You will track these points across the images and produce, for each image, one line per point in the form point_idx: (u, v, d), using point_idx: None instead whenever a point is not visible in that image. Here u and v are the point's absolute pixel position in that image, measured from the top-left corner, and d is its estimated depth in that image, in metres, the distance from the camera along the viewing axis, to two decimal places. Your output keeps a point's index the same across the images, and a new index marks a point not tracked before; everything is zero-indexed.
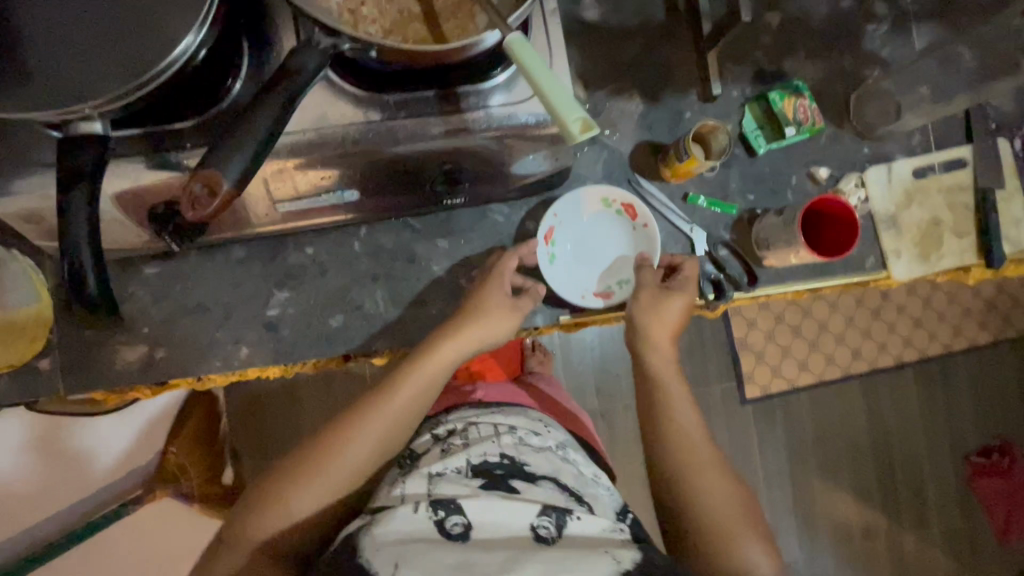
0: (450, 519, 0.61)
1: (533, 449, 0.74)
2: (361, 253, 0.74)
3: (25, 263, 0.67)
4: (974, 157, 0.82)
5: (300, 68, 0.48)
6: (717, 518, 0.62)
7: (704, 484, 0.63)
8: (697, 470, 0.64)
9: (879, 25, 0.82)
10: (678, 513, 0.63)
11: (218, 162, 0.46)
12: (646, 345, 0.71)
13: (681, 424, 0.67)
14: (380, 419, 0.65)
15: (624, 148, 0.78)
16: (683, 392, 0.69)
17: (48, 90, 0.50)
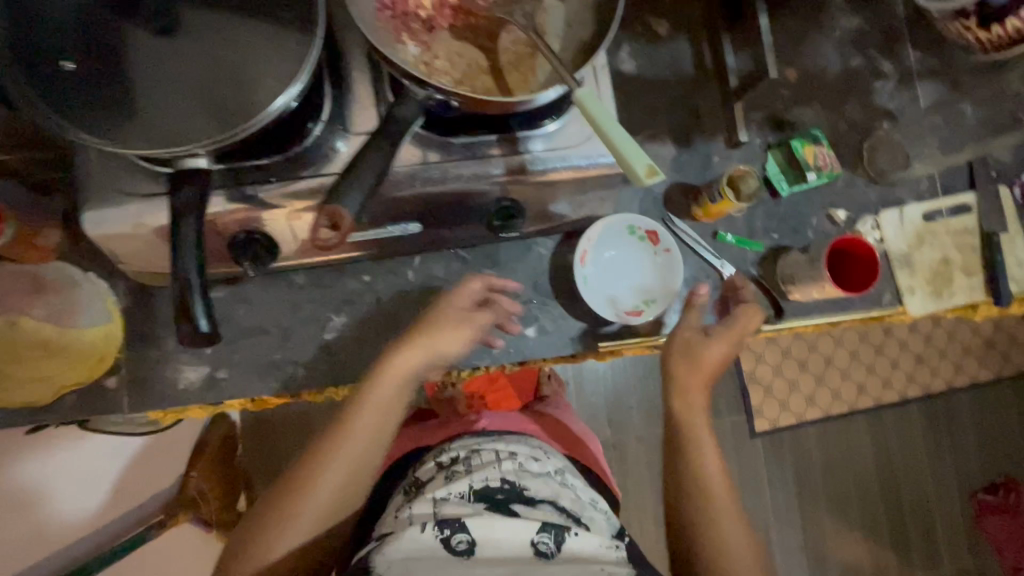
0: (455, 537, 0.64)
1: (535, 472, 0.76)
2: (413, 282, 0.78)
3: (99, 286, 0.72)
4: (979, 202, 0.89)
5: (404, 116, 0.55)
6: (714, 548, 0.67)
7: (706, 523, 0.68)
8: (703, 504, 0.69)
9: (887, 81, 0.90)
10: (681, 542, 0.69)
11: (338, 201, 0.55)
12: (668, 386, 0.74)
13: (692, 458, 0.71)
14: (344, 449, 0.64)
15: (658, 189, 0.84)
16: (698, 426, 0.73)
17: (160, 131, 0.55)
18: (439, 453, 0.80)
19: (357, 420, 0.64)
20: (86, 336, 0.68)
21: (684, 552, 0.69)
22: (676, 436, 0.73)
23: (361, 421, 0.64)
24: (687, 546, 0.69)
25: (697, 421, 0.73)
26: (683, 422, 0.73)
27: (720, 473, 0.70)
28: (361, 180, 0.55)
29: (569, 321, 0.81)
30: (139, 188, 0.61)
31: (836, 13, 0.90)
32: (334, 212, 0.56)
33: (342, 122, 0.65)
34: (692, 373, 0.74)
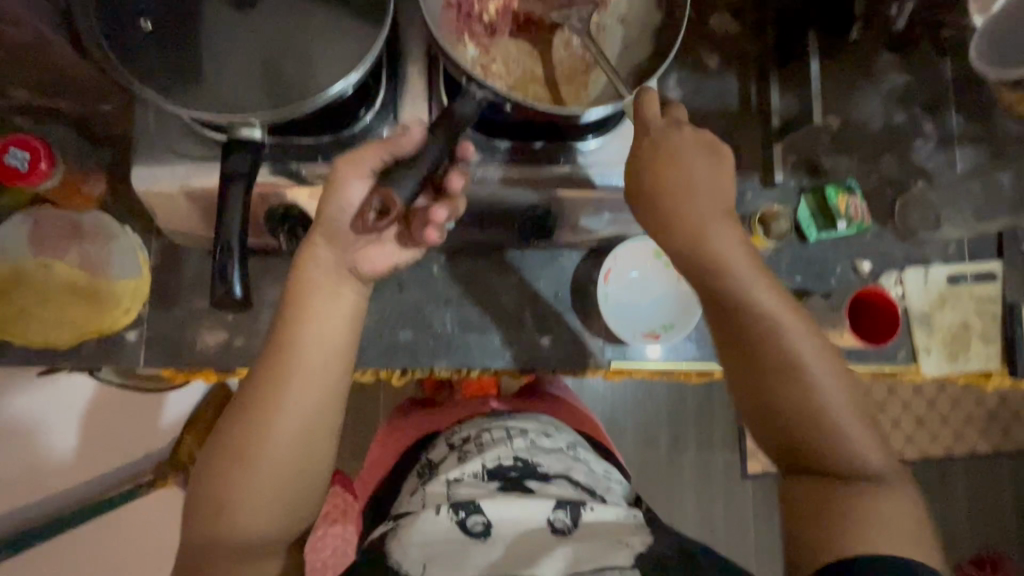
0: (470, 519, 0.64)
1: (547, 449, 0.78)
2: (438, 276, 0.80)
3: (135, 241, 0.74)
4: (1003, 273, 0.89)
5: (462, 113, 0.56)
6: (805, 412, 0.55)
7: (791, 395, 0.55)
8: (778, 378, 0.56)
9: (927, 141, 0.91)
10: (788, 438, 0.56)
11: (391, 184, 0.53)
12: (725, 280, 0.57)
13: (768, 342, 0.56)
14: (290, 387, 0.55)
15: None
16: (746, 293, 0.57)
17: (220, 99, 0.57)
18: (451, 436, 0.83)
19: (305, 347, 0.56)
20: (116, 284, 0.72)
21: (796, 453, 0.56)
22: (743, 327, 0.57)
23: (305, 353, 0.56)
24: (789, 442, 0.56)
25: (748, 278, 0.57)
26: (743, 302, 0.57)
27: (801, 332, 0.56)
28: (417, 166, 0.54)
29: (585, 336, 0.81)
30: (195, 151, 0.62)
31: (886, 68, 0.91)
32: (387, 194, 0.53)
33: (392, 112, 0.66)
34: (705, 210, 0.57)
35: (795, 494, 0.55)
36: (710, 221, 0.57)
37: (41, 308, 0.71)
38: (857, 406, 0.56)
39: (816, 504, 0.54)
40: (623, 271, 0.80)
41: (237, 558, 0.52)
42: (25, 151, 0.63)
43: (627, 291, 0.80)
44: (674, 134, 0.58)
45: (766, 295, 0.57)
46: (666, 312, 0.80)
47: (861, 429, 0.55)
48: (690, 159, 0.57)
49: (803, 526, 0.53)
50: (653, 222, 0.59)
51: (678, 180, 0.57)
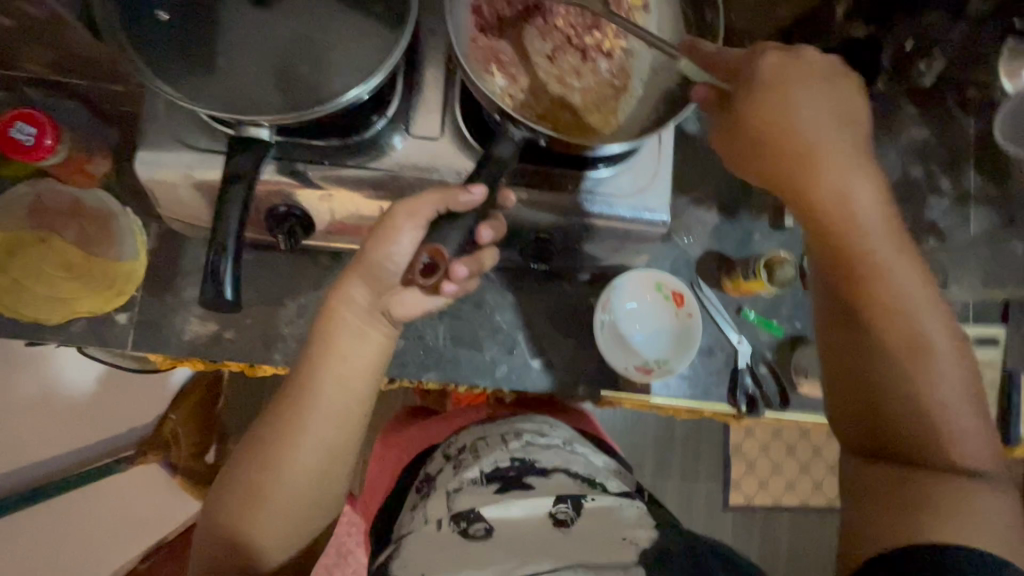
0: (472, 526, 0.64)
1: (544, 444, 0.77)
2: None
3: (135, 222, 0.74)
4: (1006, 340, 0.88)
5: (501, 156, 0.57)
6: (927, 399, 0.49)
7: (934, 389, 0.49)
8: (916, 364, 0.49)
9: (942, 199, 0.90)
10: (863, 401, 0.52)
11: (438, 237, 0.54)
12: (801, 197, 0.52)
13: (889, 299, 0.51)
14: (315, 426, 0.57)
15: (694, 252, 0.84)
16: (873, 254, 0.51)
17: (232, 97, 0.56)
18: (448, 446, 0.81)
19: (326, 392, 0.57)
20: (112, 265, 0.72)
21: (882, 423, 0.51)
22: (839, 263, 0.52)
23: (329, 392, 0.57)
24: (881, 406, 0.51)
25: (875, 241, 0.51)
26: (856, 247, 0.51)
27: (916, 292, 0.51)
28: (466, 220, 0.55)
29: (577, 362, 0.80)
30: (201, 143, 0.62)
31: (908, 121, 0.90)
32: (436, 250, 0.54)
33: (404, 121, 0.65)
34: (831, 141, 0.51)
35: (880, 477, 0.50)
36: (839, 178, 0.50)
37: (31, 283, 0.69)
38: (971, 394, 0.50)
39: (910, 493, 0.47)
40: (624, 303, 0.79)
41: (269, 551, 0.56)
42: (31, 127, 0.62)
43: (625, 322, 0.79)
44: (791, 70, 0.51)
45: (886, 246, 0.51)
46: (660, 347, 0.79)
47: (973, 421, 0.49)
48: (802, 96, 0.50)
49: (876, 500, 0.49)
50: (760, 172, 0.54)
51: (788, 119, 0.50)
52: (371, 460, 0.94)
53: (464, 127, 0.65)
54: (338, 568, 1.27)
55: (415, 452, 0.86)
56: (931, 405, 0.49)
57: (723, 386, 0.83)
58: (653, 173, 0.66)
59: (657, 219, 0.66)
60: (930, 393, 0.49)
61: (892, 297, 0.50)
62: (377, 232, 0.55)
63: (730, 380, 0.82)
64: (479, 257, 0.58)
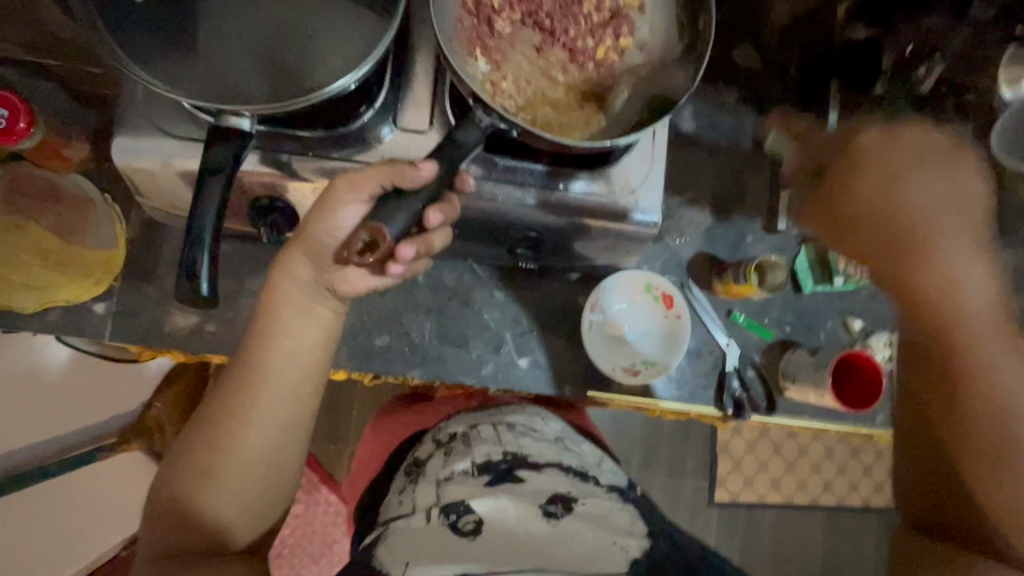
0: (461, 519, 0.63)
1: (534, 438, 0.77)
2: (422, 284, 0.78)
3: (114, 210, 0.72)
4: None
5: (465, 141, 0.54)
6: (993, 469, 0.54)
7: (1014, 462, 0.53)
8: (978, 433, 0.55)
9: None
10: (931, 478, 0.59)
11: (382, 218, 0.51)
12: (940, 294, 0.59)
13: (974, 375, 0.56)
14: (263, 403, 0.56)
15: (685, 254, 0.83)
16: (973, 339, 0.57)
17: (213, 85, 0.54)
18: (438, 432, 0.81)
19: (277, 372, 0.56)
20: (89, 253, 0.70)
21: (951, 495, 0.58)
22: (940, 344, 0.58)
23: (276, 368, 0.56)
24: (959, 485, 0.57)
25: (977, 319, 0.58)
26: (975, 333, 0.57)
27: (1011, 374, 0.55)
28: (411, 199, 0.51)
29: (564, 362, 0.80)
30: (180, 131, 0.60)
31: None
32: (376, 229, 0.51)
33: (393, 113, 0.63)
34: (927, 233, 0.60)
35: (938, 552, 0.56)
36: (958, 268, 0.59)
37: (2, 274, 0.66)
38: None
39: (957, 566, 0.54)
40: (612, 303, 0.78)
41: (222, 524, 0.55)
42: (3, 109, 0.60)
43: (612, 324, 0.78)
44: (882, 158, 0.63)
45: (996, 333, 0.57)
46: (646, 348, 0.78)
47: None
48: (915, 186, 0.61)
49: (915, 562, 0.57)
50: (860, 248, 0.65)
51: (892, 202, 0.61)
52: (361, 445, 0.93)
53: (452, 120, 0.63)
54: (321, 559, 1.27)
55: (400, 441, 0.86)
56: (1017, 481, 0.53)
57: (710, 389, 0.82)
58: (646, 174, 0.65)
59: (648, 220, 0.66)
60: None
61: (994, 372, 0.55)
62: (320, 205, 0.53)
63: (718, 383, 0.82)
64: (429, 239, 0.54)
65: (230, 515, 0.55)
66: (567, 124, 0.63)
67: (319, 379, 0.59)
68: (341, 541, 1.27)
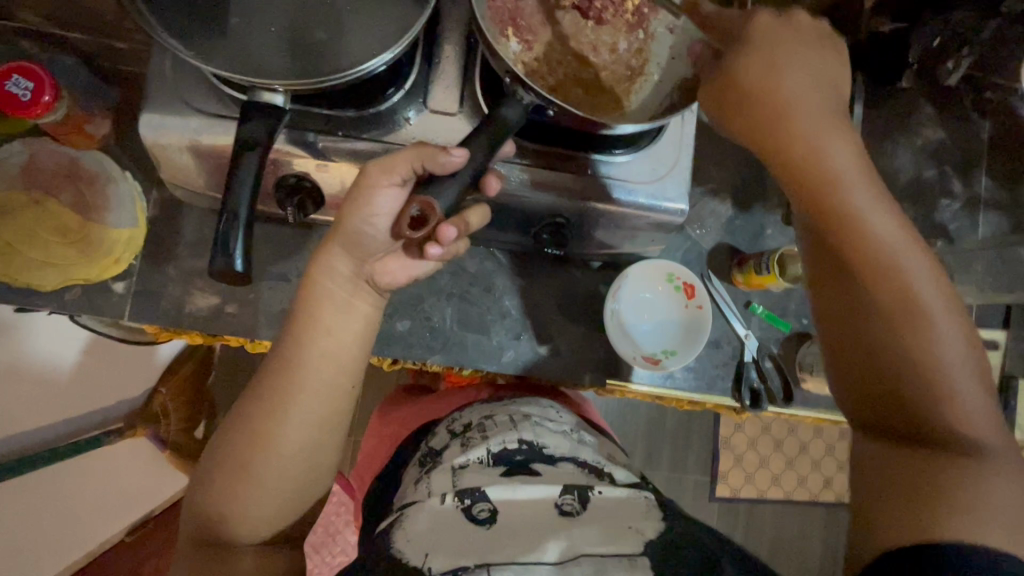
0: (475, 506, 0.63)
1: (550, 429, 0.77)
2: (443, 270, 0.77)
3: (135, 187, 0.71)
4: (1006, 344, 0.89)
5: (506, 118, 0.53)
6: (920, 368, 0.48)
7: (914, 349, 0.49)
8: (901, 327, 0.49)
9: (954, 201, 0.90)
10: (871, 381, 0.51)
11: (435, 190, 0.51)
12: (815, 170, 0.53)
13: (877, 266, 0.51)
14: (301, 401, 0.55)
15: (706, 244, 0.83)
16: (868, 228, 0.52)
17: (245, 60, 0.54)
18: (452, 422, 0.80)
19: (317, 375, 0.56)
20: (110, 232, 0.69)
21: (879, 394, 0.50)
22: (839, 235, 0.53)
23: (314, 370, 0.56)
24: (882, 385, 0.50)
25: (864, 200, 0.53)
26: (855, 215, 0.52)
27: (912, 265, 0.51)
28: (459, 175, 0.51)
29: (584, 350, 0.79)
30: (211, 107, 0.59)
31: (924, 121, 0.89)
32: (427, 203, 0.50)
33: (422, 95, 0.63)
34: (812, 119, 0.53)
35: (897, 465, 0.47)
36: (829, 140, 0.53)
37: (25, 247, 0.66)
38: (971, 365, 0.49)
39: (917, 472, 0.46)
40: (633, 293, 0.78)
41: (250, 525, 0.54)
42: (28, 81, 0.59)
43: (633, 311, 0.78)
44: (782, 39, 0.55)
45: (875, 209, 0.52)
46: (669, 337, 0.78)
47: (969, 379, 0.48)
48: (788, 61, 0.54)
49: (879, 480, 0.47)
50: (748, 132, 0.56)
51: (777, 87, 0.54)
52: (368, 432, 0.93)
53: (483, 103, 0.62)
54: (325, 548, 1.26)
55: (412, 427, 0.85)
56: (939, 384, 0.48)
57: (728, 379, 0.82)
58: (674, 162, 0.65)
59: (675, 208, 0.65)
60: (940, 374, 0.48)
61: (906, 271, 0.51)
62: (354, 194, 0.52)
63: (736, 374, 0.82)
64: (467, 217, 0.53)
65: (260, 516, 0.55)
66: (597, 108, 0.62)
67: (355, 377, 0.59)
68: (346, 529, 1.27)
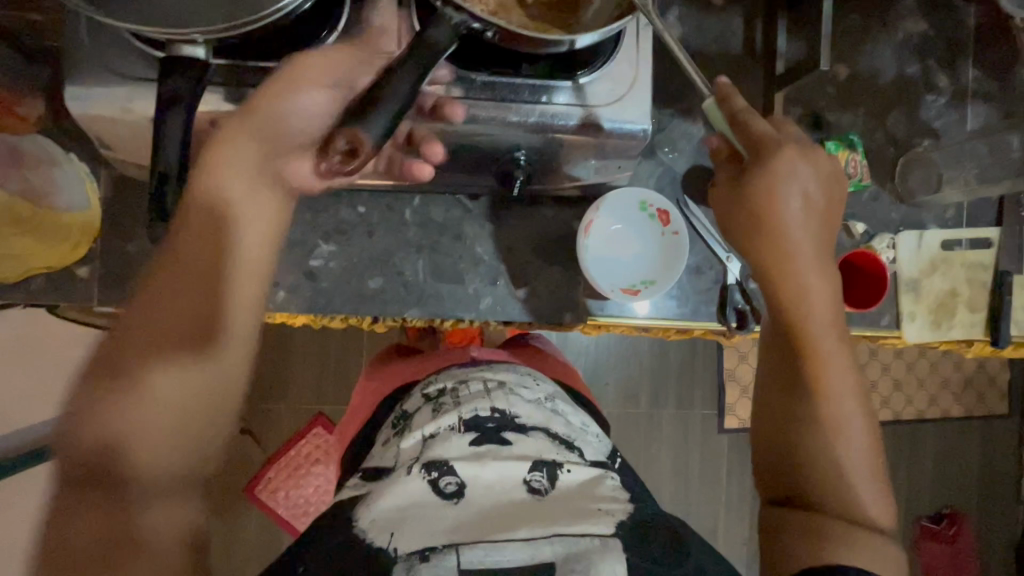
0: (442, 479, 0.63)
1: (523, 403, 0.76)
2: (411, 221, 0.76)
3: (82, 168, 0.70)
4: (1000, 239, 0.86)
5: (436, 41, 0.50)
6: (827, 465, 0.59)
7: (826, 428, 0.60)
8: (816, 416, 0.61)
9: (939, 96, 0.86)
10: (776, 444, 0.62)
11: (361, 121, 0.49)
12: (790, 289, 0.62)
13: (823, 380, 0.61)
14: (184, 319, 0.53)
15: (680, 168, 0.80)
16: (834, 353, 0.62)
17: (150, 7, 0.49)
18: (426, 385, 0.81)
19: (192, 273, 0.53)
20: (63, 217, 0.68)
21: (779, 471, 0.61)
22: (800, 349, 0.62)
23: (238, 317, 0.56)
24: (789, 455, 0.61)
25: (823, 334, 0.62)
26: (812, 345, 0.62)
27: (846, 390, 0.61)
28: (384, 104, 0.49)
29: (563, 290, 0.78)
30: (135, 71, 0.56)
31: (903, 14, 0.85)
32: (354, 133, 0.50)
33: (358, 36, 0.59)
34: (801, 239, 0.61)
35: (797, 521, 0.57)
36: (814, 277, 0.62)
37: None
38: (873, 465, 0.60)
39: (814, 524, 0.57)
40: (605, 225, 0.76)
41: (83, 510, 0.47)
42: None
43: (608, 245, 0.76)
44: (800, 169, 0.59)
45: (834, 343, 0.62)
46: (649, 265, 0.76)
47: (869, 480, 0.59)
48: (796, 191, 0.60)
49: (787, 529, 0.57)
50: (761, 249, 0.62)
51: (775, 209, 0.60)
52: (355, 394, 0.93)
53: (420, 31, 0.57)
54: None
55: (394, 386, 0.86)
56: (854, 483, 0.59)
57: (713, 304, 0.81)
58: (630, 80, 0.62)
59: (635, 129, 0.62)
60: (856, 466, 0.60)
61: (821, 372, 0.61)
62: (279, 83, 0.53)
63: (720, 299, 0.81)
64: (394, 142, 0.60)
65: (177, 452, 0.51)
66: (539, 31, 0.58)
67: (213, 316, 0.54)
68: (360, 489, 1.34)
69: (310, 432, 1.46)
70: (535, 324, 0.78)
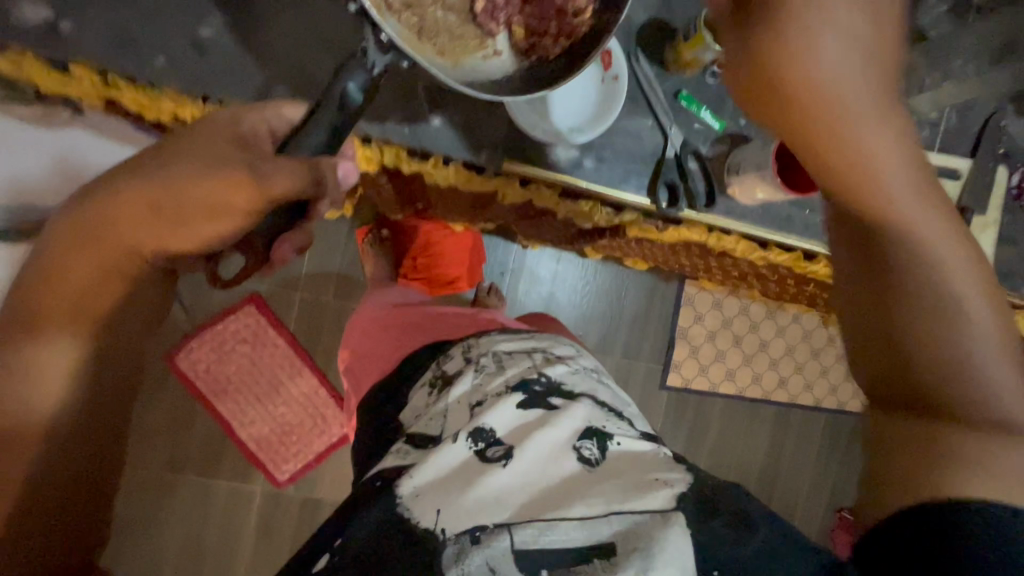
0: (489, 448, 0.64)
1: (570, 370, 0.77)
2: (324, 12, 0.67)
3: None
4: (969, 173, 0.79)
5: (347, 92, 0.51)
6: (940, 326, 0.46)
7: (928, 277, 0.47)
8: (907, 281, 0.47)
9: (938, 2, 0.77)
10: (869, 348, 0.49)
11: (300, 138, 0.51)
12: (826, 137, 0.49)
13: (881, 215, 0.49)
14: None
15: (638, 19, 0.72)
16: (884, 177, 0.48)
17: None
18: (470, 349, 0.81)
19: None
20: None
21: (891, 370, 0.48)
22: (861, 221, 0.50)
23: None
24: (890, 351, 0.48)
25: (891, 166, 0.48)
26: (886, 203, 0.48)
27: (923, 211, 0.48)
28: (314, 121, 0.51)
29: (483, 126, 0.70)
30: None
31: None
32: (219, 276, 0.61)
33: None
34: (848, 68, 0.47)
35: (912, 437, 0.45)
36: (858, 91, 0.48)
37: None
38: (982, 289, 0.47)
39: (931, 433, 0.45)
40: None
41: None
42: None
43: None
44: None
45: (903, 174, 0.49)
46: (579, 108, 0.71)
47: (985, 322, 0.46)
48: (834, 3, 0.46)
49: (895, 454, 0.46)
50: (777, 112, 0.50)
51: (803, 33, 0.47)
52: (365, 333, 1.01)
53: None
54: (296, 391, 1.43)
55: (418, 345, 0.89)
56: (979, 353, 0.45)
57: (645, 177, 0.74)
58: None
59: None
60: (979, 327, 0.46)
61: (867, 199, 0.48)
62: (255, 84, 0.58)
63: (653, 171, 0.74)
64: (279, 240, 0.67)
65: None
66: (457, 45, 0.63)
67: (87, 309, 0.55)
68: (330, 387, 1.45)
69: (241, 309, 1.40)
70: (453, 163, 0.73)
